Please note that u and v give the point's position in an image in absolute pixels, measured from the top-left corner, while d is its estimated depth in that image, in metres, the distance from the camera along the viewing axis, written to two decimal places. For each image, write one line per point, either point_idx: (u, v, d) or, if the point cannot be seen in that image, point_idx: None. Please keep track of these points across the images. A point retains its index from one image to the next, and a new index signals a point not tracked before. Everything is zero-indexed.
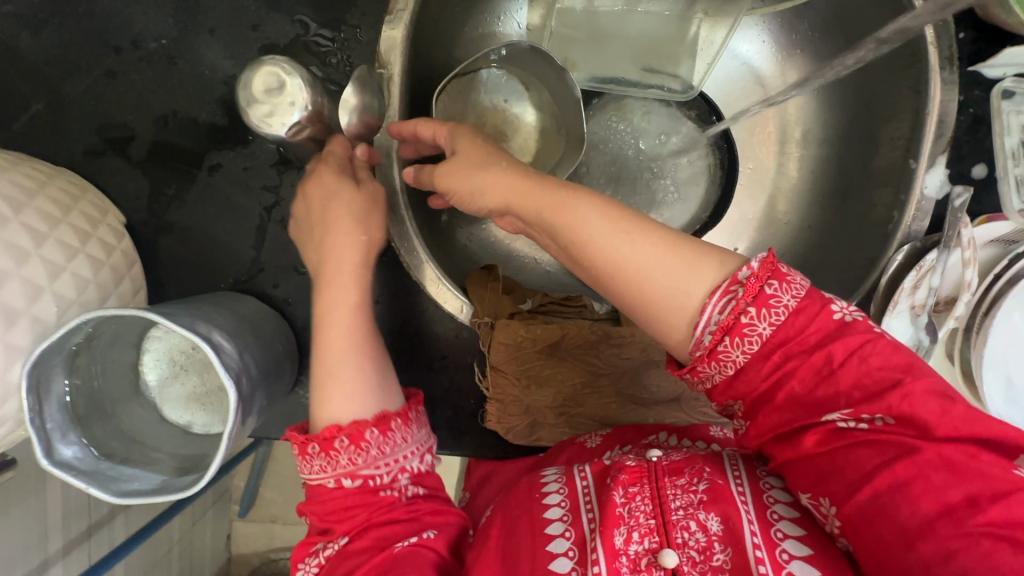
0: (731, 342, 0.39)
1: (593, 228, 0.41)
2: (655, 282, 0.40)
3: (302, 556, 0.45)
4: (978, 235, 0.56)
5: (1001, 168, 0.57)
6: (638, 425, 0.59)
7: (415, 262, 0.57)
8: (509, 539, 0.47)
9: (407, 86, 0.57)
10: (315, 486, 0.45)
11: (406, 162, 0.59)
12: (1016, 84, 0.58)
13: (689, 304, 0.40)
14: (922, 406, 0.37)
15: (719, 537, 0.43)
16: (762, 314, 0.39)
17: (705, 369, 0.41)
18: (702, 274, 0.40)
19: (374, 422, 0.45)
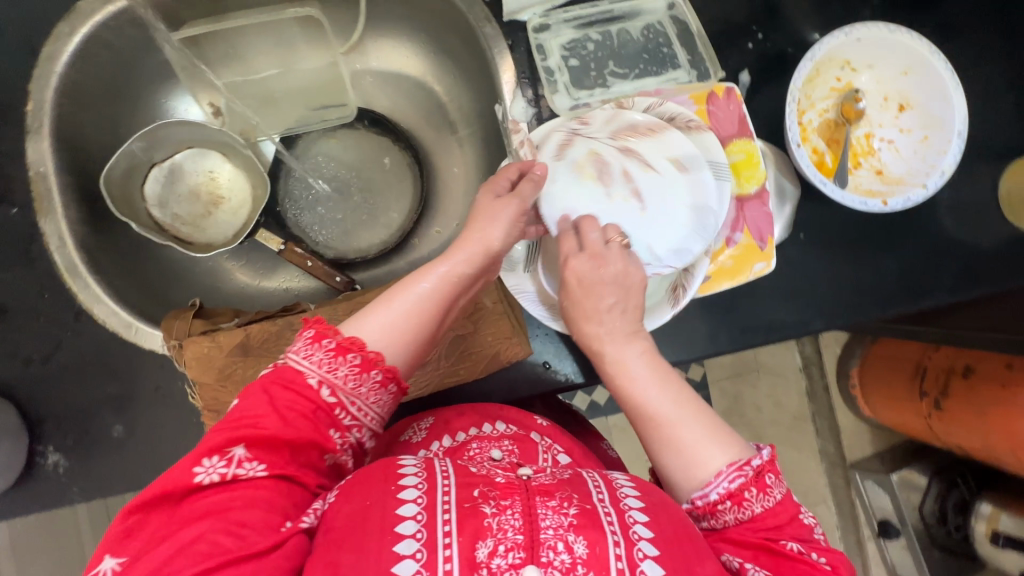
0: (731, 506, 0.50)
1: (653, 394, 0.53)
2: (693, 447, 0.52)
3: (211, 450, 0.47)
4: (536, 133, 0.64)
5: (552, 80, 0.68)
6: (446, 422, 0.68)
7: (107, 314, 0.67)
8: (357, 544, 0.45)
9: (74, 181, 0.70)
10: (288, 369, 0.52)
11: (94, 238, 0.71)
12: (545, 19, 0.71)
13: (708, 467, 0.51)
14: (796, 527, 0.51)
15: (583, 559, 0.45)
16: (740, 507, 0.50)
17: (717, 512, 0.51)
18: (723, 447, 0.52)
19: (338, 346, 0.52)
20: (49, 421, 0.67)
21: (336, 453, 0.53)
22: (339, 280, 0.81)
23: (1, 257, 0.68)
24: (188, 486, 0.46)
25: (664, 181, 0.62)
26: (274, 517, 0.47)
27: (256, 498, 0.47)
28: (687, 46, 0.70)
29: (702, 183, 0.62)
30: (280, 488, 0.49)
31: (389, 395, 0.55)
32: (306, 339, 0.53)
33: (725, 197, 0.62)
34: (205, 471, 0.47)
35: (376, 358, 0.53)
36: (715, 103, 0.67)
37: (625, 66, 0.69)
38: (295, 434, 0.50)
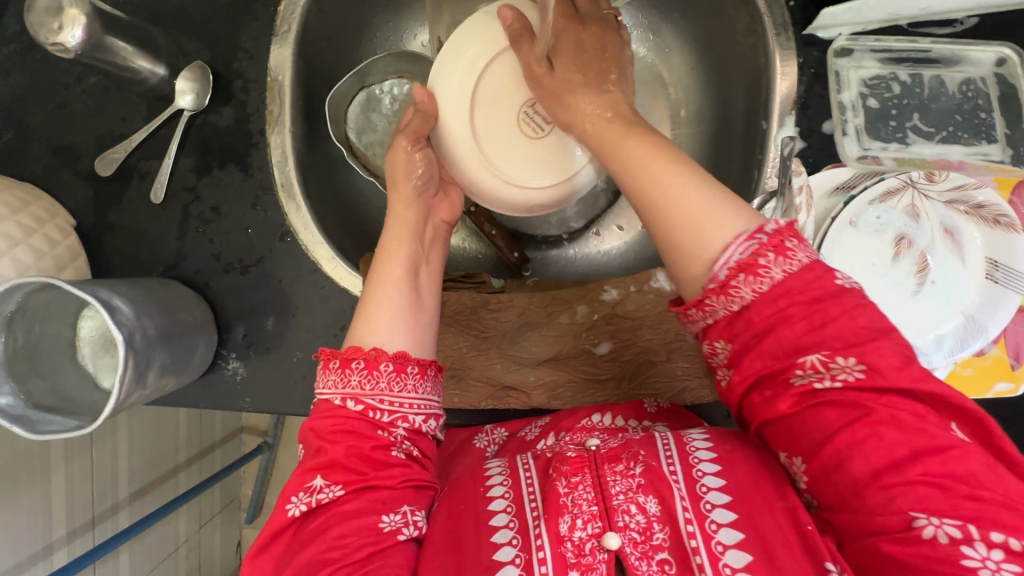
0: (746, 277, 0.41)
1: (650, 163, 0.47)
2: (695, 218, 0.43)
3: (292, 491, 0.48)
4: (814, 182, 0.59)
5: (840, 121, 0.60)
6: (575, 409, 0.63)
7: (312, 244, 0.67)
8: (453, 540, 0.47)
9: (302, 95, 0.67)
10: (324, 401, 0.50)
11: (305, 157, 0.68)
12: (852, 42, 0.62)
13: (714, 245, 0.42)
14: (852, 325, 0.40)
15: (657, 517, 0.45)
16: (782, 260, 0.41)
17: (713, 303, 0.42)
18: (733, 222, 0.43)
19: (367, 361, 0.50)
20: (237, 330, 0.68)
21: (401, 444, 0.49)
22: (516, 256, 0.77)
23: (224, 159, 0.67)
24: (286, 521, 0.47)
25: (960, 273, 0.57)
26: (367, 520, 0.46)
27: (347, 512, 0.46)
28: (1009, 117, 0.60)
29: (997, 295, 0.56)
30: (361, 494, 0.47)
31: (415, 375, 0.51)
32: (335, 370, 0.50)
33: (1004, 311, 0.56)
34: (294, 505, 0.47)
35: (377, 352, 0.50)
36: (1023, 193, 0.59)
37: (932, 123, 0.60)
38: (348, 452, 0.48)
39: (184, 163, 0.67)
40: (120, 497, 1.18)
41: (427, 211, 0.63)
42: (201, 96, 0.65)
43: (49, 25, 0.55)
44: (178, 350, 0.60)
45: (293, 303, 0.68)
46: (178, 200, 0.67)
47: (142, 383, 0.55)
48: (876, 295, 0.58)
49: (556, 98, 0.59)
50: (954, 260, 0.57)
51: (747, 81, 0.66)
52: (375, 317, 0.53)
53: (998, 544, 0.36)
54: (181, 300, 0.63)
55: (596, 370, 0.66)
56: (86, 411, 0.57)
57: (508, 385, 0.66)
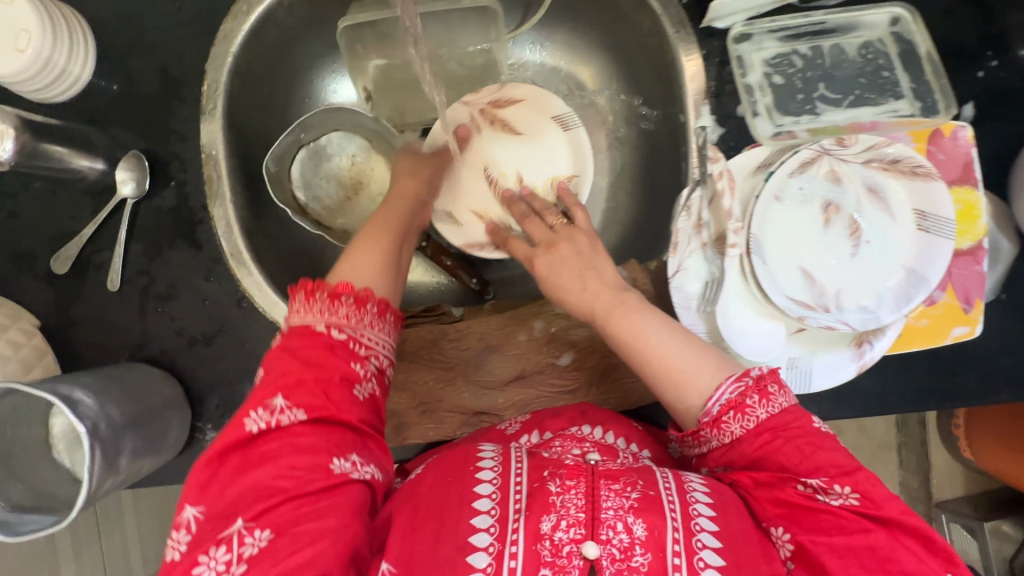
0: (735, 415, 0.49)
1: (652, 333, 0.53)
2: (687, 381, 0.51)
3: (255, 404, 0.48)
4: (733, 166, 0.60)
5: (749, 102, 0.62)
6: (555, 413, 0.63)
7: (269, 305, 0.69)
8: (435, 507, 0.48)
9: (239, 166, 0.70)
10: (298, 325, 0.51)
11: (252, 223, 0.71)
12: (748, 27, 0.64)
13: (704, 389, 0.50)
14: (843, 456, 0.48)
15: (641, 541, 0.45)
16: (744, 416, 0.49)
17: (707, 434, 0.50)
18: (714, 369, 0.51)
19: (356, 299, 0.52)
20: (209, 400, 0.69)
21: (366, 383, 0.51)
22: (475, 282, 0.79)
23: (173, 239, 0.69)
24: (241, 435, 0.47)
25: (891, 231, 0.58)
26: (321, 459, 0.46)
27: (302, 445, 0.46)
28: (911, 72, 0.61)
29: (932, 246, 0.57)
30: (319, 433, 0.47)
31: (392, 323, 0.55)
32: (320, 301, 0.51)
33: (940, 259, 0.56)
34: (253, 420, 0.47)
35: (367, 293, 0.53)
36: (938, 142, 0.60)
37: (838, 90, 0.61)
38: (323, 371, 0.49)
39: (135, 249, 0.69)
40: None
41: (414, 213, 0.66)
42: (141, 182, 0.67)
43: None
44: (150, 430, 0.61)
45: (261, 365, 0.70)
46: (135, 284, 0.69)
47: (115, 468, 0.56)
48: (814, 262, 0.59)
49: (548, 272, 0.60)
50: (882, 217, 0.59)
51: (660, 80, 0.69)
52: (358, 261, 0.56)
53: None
54: (147, 382, 0.65)
55: (563, 381, 0.67)
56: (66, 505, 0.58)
57: (479, 410, 0.67)
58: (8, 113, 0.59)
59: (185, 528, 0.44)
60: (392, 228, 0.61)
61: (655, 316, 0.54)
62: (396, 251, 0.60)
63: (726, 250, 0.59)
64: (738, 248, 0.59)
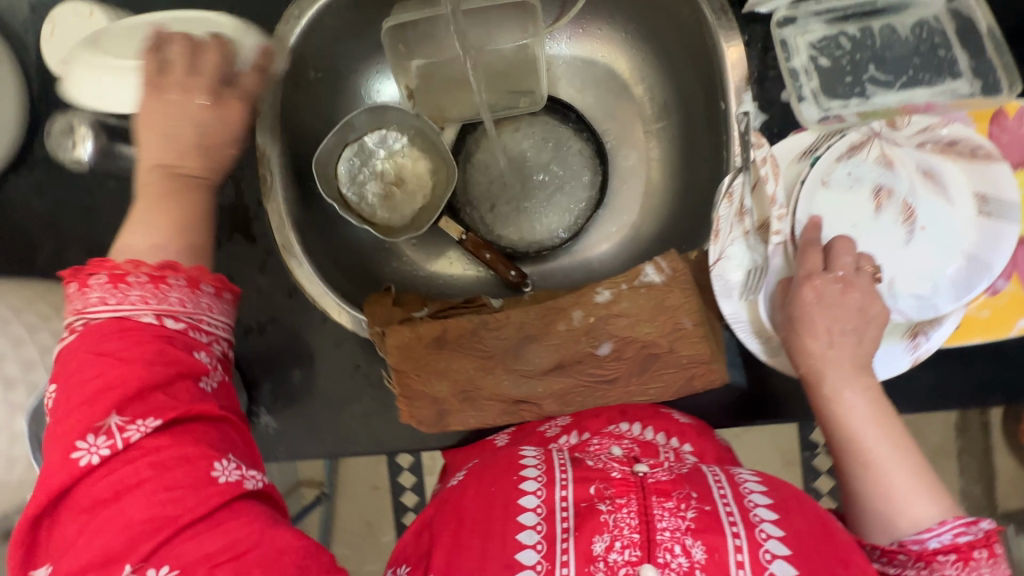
0: (958, 562, 0.44)
1: (862, 425, 0.49)
2: (892, 498, 0.47)
3: (82, 433, 0.42)
4: (778, 152, 0.59)
5: (793, 87, 0.61)
6: (598, 412, 0.65)
7: (318, 295, 0.71)
8: (480, 519, 0.50)
9: (292, 164, 0.74)
10: (97, 324, 0.46)
11: (304, 217, 0.74)
12: (793, 10, 0.62)
13: (908, 521, 0.46)
14: None
15: (702, 564, 0.44)
16: (965, 565, 0.44)
17: (903, 560, 0.46)
18: (929, 505, 0.47)
19: (188, 280, 0.50)
20: (264, 384, 0.73)
21: (213, 375, 0.51)
22: (514, 275, 0.79)
23: (232, 232, 0.73)
24: (74, 470, 0.41)
25: (948, 217, 0.57)
26: (194, 466, 0.43)
27: (165, 460, 0.43)
28: (971, 50, 0.58)
29: (992, 232, 0.55)
30: (181, 437, 0.44)
31: (230, 302, 0.54)
32: (99, 286, 0.47)
33: (1004, 244, 0.54)
34: (84, 451, 0.41)
35: (202, 273, 0.51)
36: (1000, 123, 0.58)
37: (890, 72, 0.60)
38: (153, 378, 0.45)
39: None
40: None
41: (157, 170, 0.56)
42: None
43: (63, 143, 0.69)
44: None
45: (310, 351, 0.73)
46: None
47: None
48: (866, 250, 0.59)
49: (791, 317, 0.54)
50: (939, 202, 0.57)
51: (699, 70, 0.69)
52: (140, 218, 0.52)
53: None
54: None
55: (602, 372, 0.67)
56: None
57: (517, 398, 0.68)
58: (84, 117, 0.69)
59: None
60: (165, 201, 0.54)
61: (885, 419, 0.50)
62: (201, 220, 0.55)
63: (769, 238, 0.59)
64: (781, 235, 0.58)
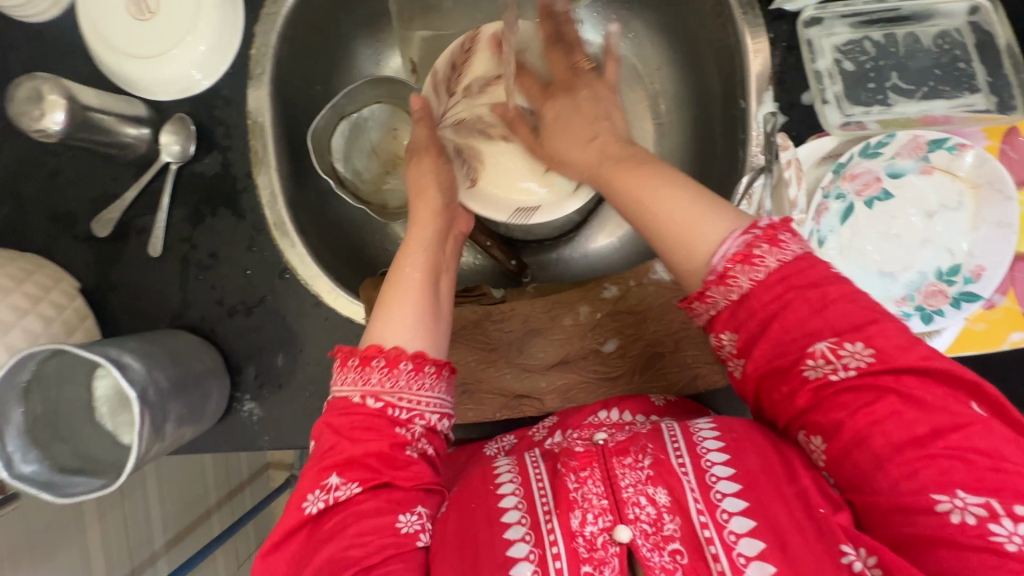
0: (742, 266, 0.42)
1: (651, 188, 0.48)
2: (688, 226, 0.45)
3: (308, 488, 0.47)
4: (802, 154, 0.59)
5: (818, 91, 0.60)
6: (579, 408, 0.62)
7: (311, 278, 0.68)
8: (464, 535, 0.46)
9: (285, 136, 0.69)
10: (341, 399, 0.50)
11: (295, 192, 0.69)
12: (820, 11, 0.61)
13: (709, 240, 0.44)
14: (849, 308, 0.41)
15: (667, 508, 0.44)
16: (754, 267, 0.42)
17: (714, 293, 0.44)
18: (721, 217, 0.45)
19: (387, 360, 0.50)
20: (248, 370, 0.68)
21: (416, 443, 0.50)
22: (514, 264, 0.77)
23: (218, 207, 0.68)
24: (300, 516, 0.47)
25: (958, 230, 0.58)
26: (385, 519, 0.46)
27: (365, 512, 0.46)
28: (988, 65, 0.59)
29: (994, 245, 0.57)
30: (379, 494, 0.47)
31: (433, 374, 0.51)
32: (353, 368, 0.50)
33: (1004, 254, 0.56)
34: (311, 503, 0.47)
35: (399, 352, 0.50)
36: (1011, 141, 0.59)
37: (911, 81, 0.60)
38: (359, 450, 0.48)
39: (178, 215, 0.68)
40: (156, 546, 1.14)
41: (449, 222, 0.63)
42: (187, 145, 0.67)
43: (31, 112, 0.58)
44: (192, 398, 0.60)
45: (300, 335, 0.69)
46: (176, 250, 0.68)
47: (161, 434, 0.56)
48: (879, 261, 0.59)
49: (552, 129, 0.62)
50: (951, 214, 0.58)
51: (720, 62, 0.66)
52: (401, 317, 0.53)
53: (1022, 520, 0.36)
54: (190, 349, 0.64)
55: (606, 369, 0.66)
56: (109, 467, 0.58)
57: (520, 394, 0.66)
58: (56, 81, 0.58)
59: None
60: (419, 250, 0.58)
61: (661, 174, 0.49)
62: (433, 292, 0.56)
63: None
64: None
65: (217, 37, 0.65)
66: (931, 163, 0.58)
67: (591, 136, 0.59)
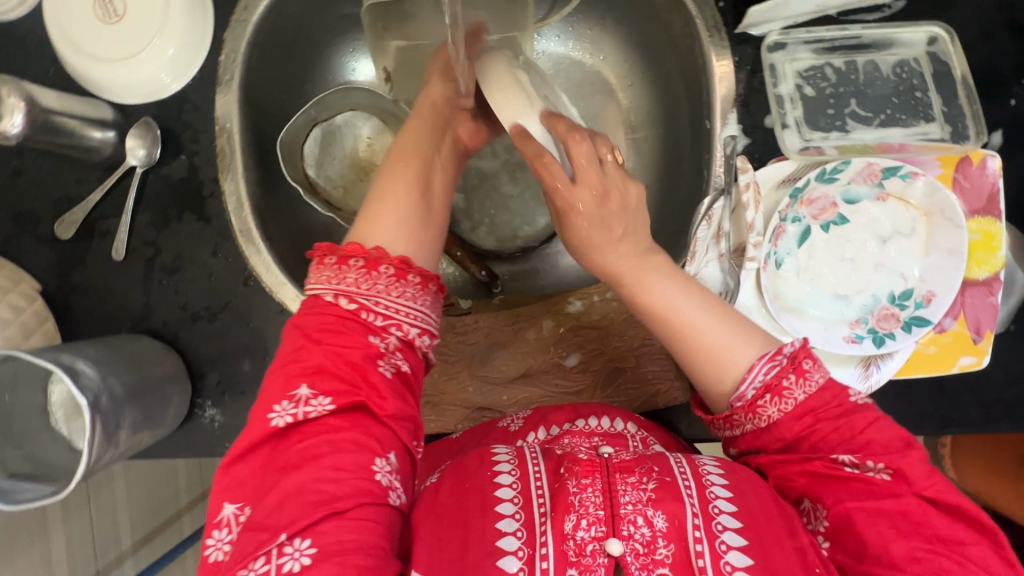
0: (771, 399, 0.46)
1: (682, 308, 0.50)
2: (717, 350, 0.48)
3: (277, 398, 0.46)
4: (762, 177, 0.60)
5: (776, 114, 0.61)
6: (558, 405, 0.61)
7: (276, 286, 0.67)
8: (457, 515, 0.46)
9: (254, 142, 0.69)
10: (315, 297, 0.50)
11: (264, 198, 0.69)
12: (784, 36, 0.62)
13: (738, 367, 0.48)
14: (880, 434, 0.45)
15: (663, 532, 0.43)
16: (782, 399, 0.46)
17: (740, 417, 0.47)
18: (747, 345, 0.48)
19: (368, 262, 0.50)
20: (211, 376, 0.68)
21: (390, 359, 0.49)
22: (484, 274, 0.77)
23: (185, 211, 0.68)
24: (267, 429, 0.45)
25: (910, 256, 0.59)
26: (361, 456, 0.44)
27: (341, 441, 0.44)
28: (945, 94, 0.60)
29: (946, 271, 0.58)
30: (354, 421, 0.46)
31: (415, 285, 0.51)
32: (332, 267, 0.50)
33: (953, 283, 0.57)
34: (278, 414, 0.45)
35: (381, 253, 0.51)
36: (965, 170, 0.59)
37: (870, 108, 0.61)
38: (336, 368, 0.47)
39: (144, 219, 0.68)
40: (123, 547, 1.12)
41: (441, 138, 0.60)
42: (153, 149, 0.67)
43: None
44: (150, 405, 0.60)
45: (265, 342, 0.68)
46: (141, 254, 0.68)
47: (114, 442, 0.55)
48: (833, 285, 0.60)
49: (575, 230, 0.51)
50: (903, 241, 0.59)
51: (688, 82, 0.67)
52: (383, 226, 0.53)
53: None
54: (150, 354, 0.63)
55: (569, 383, 0.66)
56: (61, 473, 0.58)
57: (482, 406, 0.66)
58: (16, 83, 0.57)
59: (226, 527, 0.43)
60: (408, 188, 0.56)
61: (687, 291, 0.50)
62: (422, 204, 0.56)
63: (744, 262, 0.59)
64: (756, 262, 0.59)
65: (185, 39, 0.65)
66: (886, 190, 0.59)
67: (617, 239, 0.50)
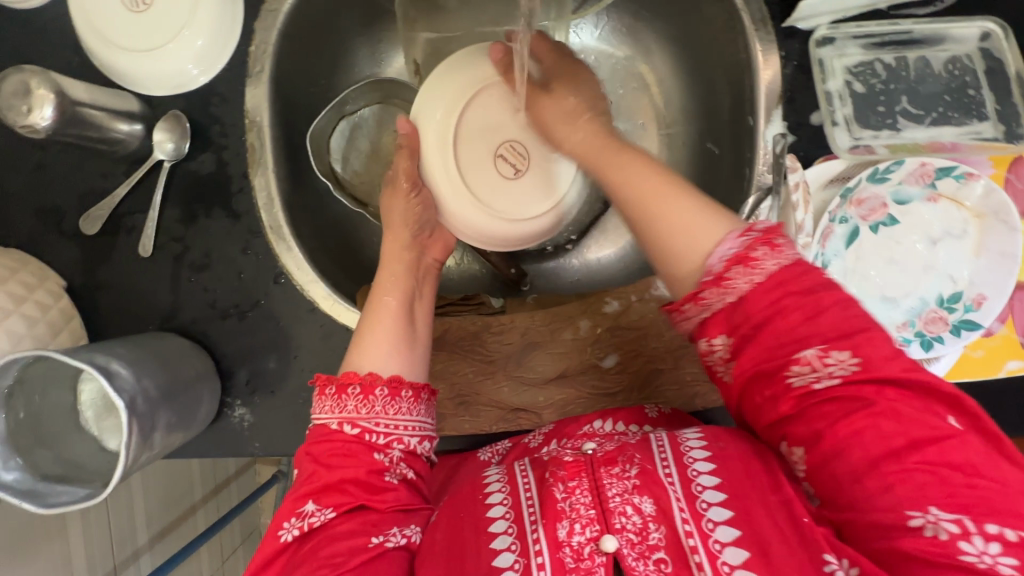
0: (740, 269, 0.43)
1: (641, 184, 0.51)
2: (679, 229, 0.47)
3: (284, 517, 0.50)
4: (810, 176, 0.59)
5: (825, 112, 0.60)
6: (576, 416, 0.63)
7: (307, 282, 0.66)
8: (453, 545, 0.49)
9: (283, 135, 0.67)
10: (320, 426, 0.52)
11: (292, 194, 0.67)
12: (833, 30, 0.61)
13: (703, 244, 0.46)
14: (838, 316, 0.42)
15: (652, 516, 0.46)
16: (750, 271, 0.43)
17: (709, 296, 0.44)
18: (713, 222, 0.46)
19: (363, 387, 0.52)
20: (240, 375, 0.67)
21: (394, 469, 0.52)
22: (514, 272, 0.76)
23: (212, 207, 0.66)
24: (279, 543, 0.49)
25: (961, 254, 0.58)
26: (360, 540, 0.48)
27: (342, 535, 0.48)
28: (998, 92, 0.59)
29: (996, 272, 0.57)
30: (355, 516, 0.49)
31: (409, 399, 0.54)
32: (330, 396, 0.53)
33: (1003, 281, 0.57)
34: (287, 530, 0.49)
35: (374, 378, 0.53)
36: (1016, 171, 0.59)
37: (920, 105, 0.59)
38: (338, 475, 0.50)
39: (171, 214, 0.66)
40: (140, 543, 1.11)
41: (420, 252, 0.64)
42: (181, 143, 0.65)
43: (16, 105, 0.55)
44: (182, 405, 0.59)
45: (294, 340, 0.67)
46: (168, 250, 0.66)
47: (149, 443, 0.54)
48: (882, 285, 0.59)
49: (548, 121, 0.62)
50: (955, 241, 0.58)
51: (729, 77, 0.65)
52: (373, 345, 0.56)
53: (994, 535, 0.38)
54: (180, 354, 0.62)
55: (606, 384, 0.65)
56: (93, 475, 0.56)
57: (517, 407, 0.65)
58: (44, 74, 0.55)
59: None
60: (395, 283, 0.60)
61: (651, 169, 0.52)
62: (410, 312, 0.59)
63: None
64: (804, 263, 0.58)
65: (214, 29, 0.63)
66: (938, 191, 0.59)
67: (582, 119, 0.61)
